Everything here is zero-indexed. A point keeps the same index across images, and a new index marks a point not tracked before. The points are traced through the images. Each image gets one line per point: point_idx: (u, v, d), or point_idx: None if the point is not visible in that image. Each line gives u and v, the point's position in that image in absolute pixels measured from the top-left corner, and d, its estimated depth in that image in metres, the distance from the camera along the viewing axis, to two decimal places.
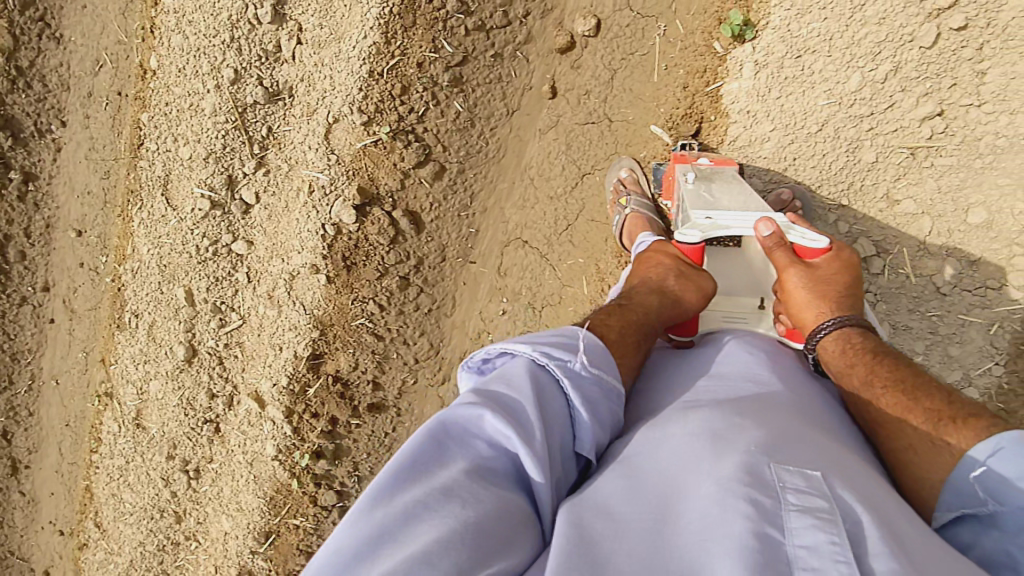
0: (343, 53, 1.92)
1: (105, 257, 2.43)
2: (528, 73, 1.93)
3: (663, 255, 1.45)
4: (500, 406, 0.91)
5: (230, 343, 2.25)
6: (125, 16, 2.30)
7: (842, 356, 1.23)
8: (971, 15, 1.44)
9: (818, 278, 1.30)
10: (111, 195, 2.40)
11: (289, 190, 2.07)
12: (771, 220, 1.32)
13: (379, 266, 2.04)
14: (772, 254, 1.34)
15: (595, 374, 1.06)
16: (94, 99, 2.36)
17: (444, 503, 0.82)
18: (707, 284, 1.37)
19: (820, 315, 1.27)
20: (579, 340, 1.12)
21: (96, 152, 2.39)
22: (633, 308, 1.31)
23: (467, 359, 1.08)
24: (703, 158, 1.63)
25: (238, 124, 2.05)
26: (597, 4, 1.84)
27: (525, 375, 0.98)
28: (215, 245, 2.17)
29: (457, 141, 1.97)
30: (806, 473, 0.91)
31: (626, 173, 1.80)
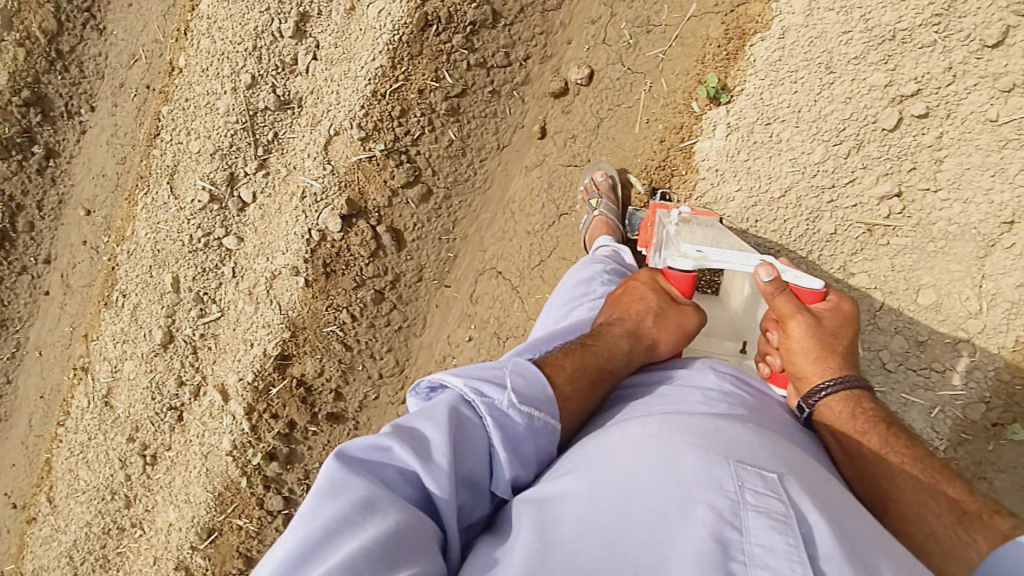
0: (351, 71, 2.03)
1: (107, 238, 2.54)
2: (521, 113, 2.05)
3: (648, 291, 1.38)
4: (410, 440, 0.95)
5: (206, 334, 2.26)
6: (166, 18, 2.46)
7: (851, 420, 1.17)
8: (932, 104, 1.51)
9: (823, 331, 1.21)
10: (123, 180, 2.52)
11: (284, 194, 2.16)
12: (772, 265, 1.20)
13: (358, 276, 2.10)
14: (774, 301, 1.22)
15: (524, 409, 1.06)
16: (124, 89, 2.52)
17: (367, 515, 0.84)
18: (689, 323, 1.34)
19: (823, 372, 1.19)
20: (516, 371, 1.11)
21: (117, 138, 2.53)
22: (597, 349, 1.26)
23: (416, 387, 1.13)
24: (686, 208, 1.65)
25: (247, 126, 2.14)
26: (592, 56, 1.96)
27: (444, 412, 1.01)
28: (208, 237, 2.22)
29: (446, 168, 2.06)
30: (764, 474, 0.91)
31: (602, 178, 1.89)
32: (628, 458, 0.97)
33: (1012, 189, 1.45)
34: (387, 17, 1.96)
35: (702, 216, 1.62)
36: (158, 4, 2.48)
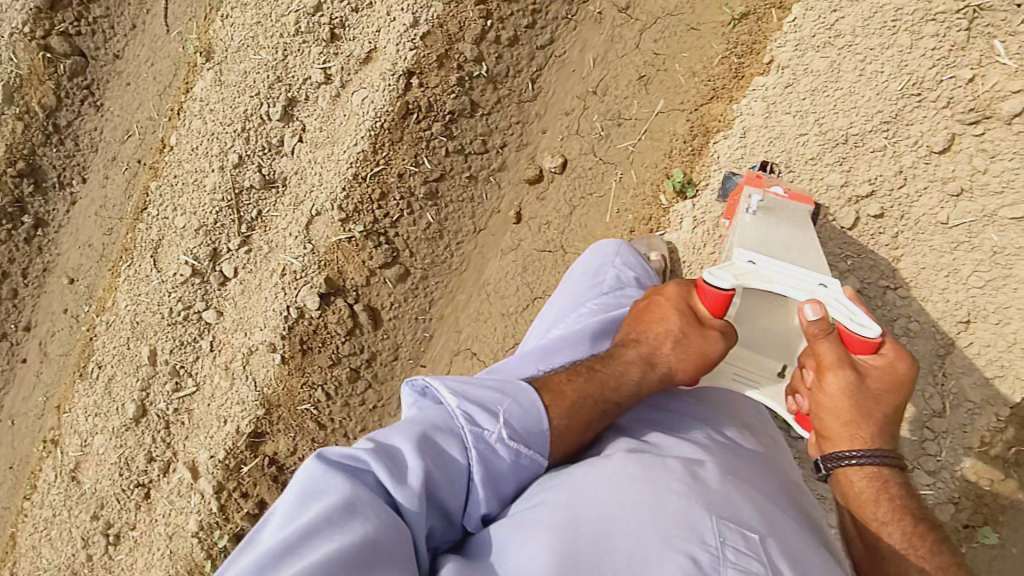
0: (334, 155, 2.10)
1: (89, 307, 2.55)
2: (498, 197, 2.11)
3: (671, 314, 1.29)
4: (397, 459, 1.00)
5: (180, 408, 2.24)
6: (160, 97, 2.54)
7: (868, 488, 1.13)
8: (886, 205, 1.62)
9: (864, 394, 1.12)
10: (108, 251, 2.55)
11: (265, 270, 2.19)
12: (820, 303, 1.13)
13: (334, 354, 2.11)
14: (816, 344, 1.14)
15: (511, 445, 1.07)
16: (116, 162, 2.58)
17: (345, 519, 0.89)
18: (711, 352, 1.24)
19: (851, 438, 1.13)
20: (514, 400, 1.11)
21: (106, 210, 2.57)
22: (606, 377, 1.24)
23: (412, 382, 1.16)
24: (777, 189, 1.56)
25: (232, 203, 2.19)
26: (566, 145, 2.04)
27: (430, 438, 1.04)
28: (188, 310, 2.24)
29: (424, 249, 2.11)
30: (745, 532, 0.97)
31: (656, 258, 1.78)
32: (613, 499, 1.01)
33: (966, 289, 1.53)
34: (369, 105, 2.04)
35: (791, 202, 1.54)
36: (154, 84, 2.56)
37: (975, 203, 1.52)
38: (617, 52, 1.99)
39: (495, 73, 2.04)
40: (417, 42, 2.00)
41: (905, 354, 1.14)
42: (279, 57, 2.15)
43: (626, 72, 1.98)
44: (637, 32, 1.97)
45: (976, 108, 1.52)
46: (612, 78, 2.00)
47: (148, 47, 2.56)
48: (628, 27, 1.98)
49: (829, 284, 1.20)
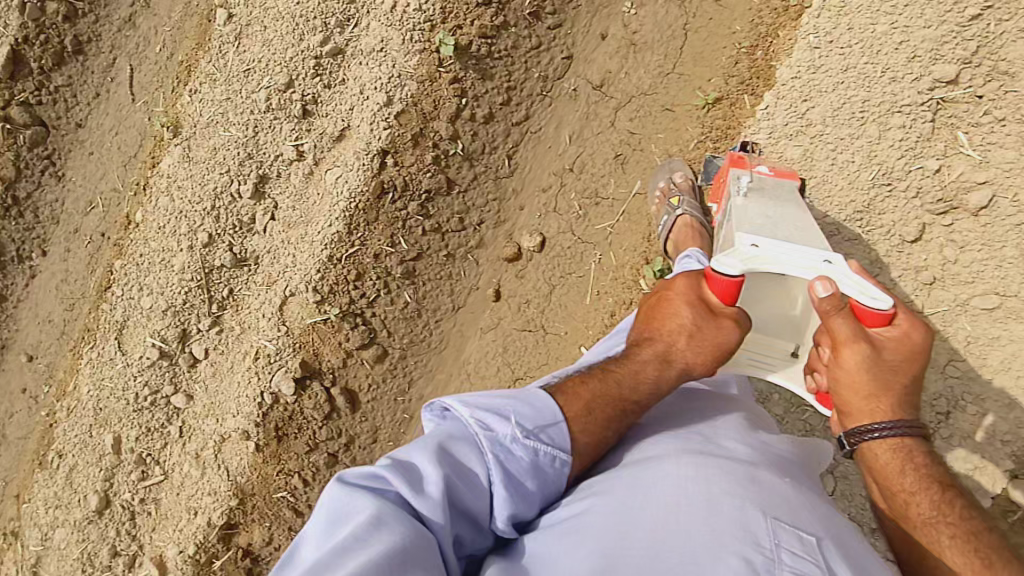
0: (308, 236, 2.02)
1: (50, 387, 2.42)
2: (476, 274, 2.09)
3: (681, 307, 1.24)
4: (421, 472, 1.00)
5: (145, 498, 2.16)
6: (126, 168, 2.39)
7: (892, 463, 1.18)
8: None
9: (882, 367, 1.13)
10: (70, 327, 2.41)
11: (237, 352, 2.11)
12: (828, 280, 1.11)
13: (311, 440, 2.05)
14: (830, 321, 1.12)
15: (527, 444, 1.07)
16: (80, 235, 2.42)
17: (375, 532, 0.88)
18: (728, 340, 1.19)
19: (871, 410, 1.15)
20: (522, 402, 1.11)
21: (67, 283, 2.43)
22: (619, 377, 1.21)
23: (429, 404, 1.15)
24: (763, 168, 1.65)
25: (202, 283, 2.10)
26: (544, 224, 2.03)
27: (449, 449, 1.03)
28: (155, 395, 2.15)
29: (402, 329, 2.07)
30: (798, 533, 0.99)
31: (681, 178, 1.79)
32: (672, 498, 1.02)
33: (944, 379, 1.58)
34: (344, 184, 1.98)
35: (779, 178, 1.63)
36: (120, 153, 2.40)
37: (949, 291, 1.59)
38: (593, 129, 1.99)
39: (472, 149, 2.01)
40: (392, 120, 1.94)
41: (916, 322, 1.15)
42: (249, 134, 2.05)
43: (601, 150, 1.98)
44: (612, 110, 1.98)
45: (945, 198, 1.60)
46: (588, 155, 1.99)
47: (113, 116, 2.41)
48: (603, 105, 1.99)
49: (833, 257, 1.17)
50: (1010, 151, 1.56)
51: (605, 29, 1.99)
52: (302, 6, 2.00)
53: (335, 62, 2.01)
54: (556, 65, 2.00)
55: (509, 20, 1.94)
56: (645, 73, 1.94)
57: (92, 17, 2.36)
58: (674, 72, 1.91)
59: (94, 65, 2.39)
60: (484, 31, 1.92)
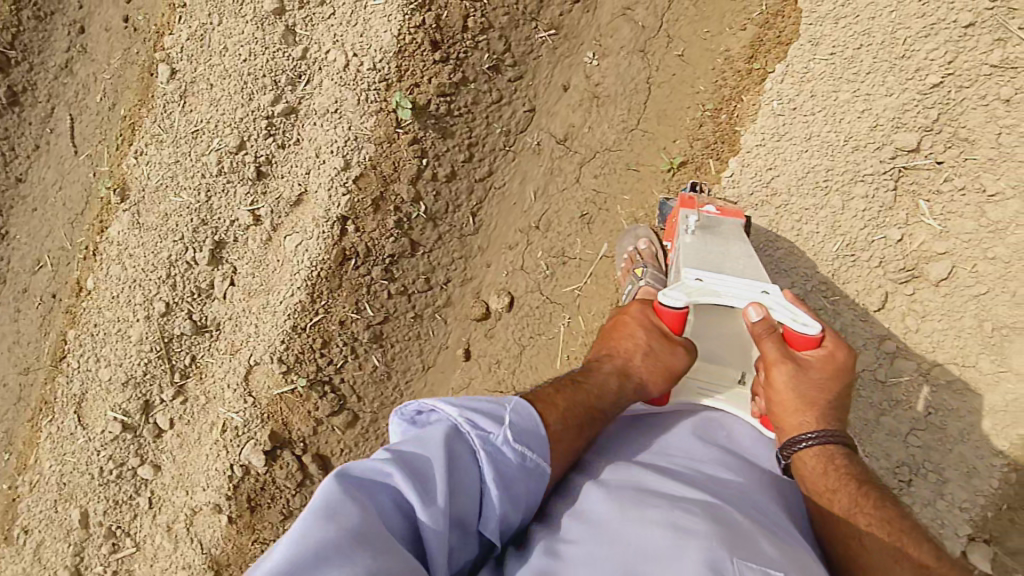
0: (269, 305, 1.96)
1: (12, 454, 2.26)
2: (445, 333, 2.05)
3: (636, 326, 1.35)
4: (412, 472, 0.91)
5: (118, 570, 2.10)
6: (73, 226, 2.15)
7: (821, 474, 1.15)
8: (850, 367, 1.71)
9: (808, 385, 1.20)
10: (29, 392, 2.25)
11: (203, 423, 2.06)
12: (762, 305, 1.23)
13: (285, 508, 2.03)
14: (761, 343, 1.23)
15: (517, 450, 1.02)
16: (28, 296, 2.24)
17: (357, 550, 0.79)
18: (679, 363, 1.31)
19: (800, 425, 1.19)
20: (513, 409, 1.06)
21: (19, 345, 2.27)
22: (588, 387, 1.25)
23: (403, 407, 1.07)
24: (711, 207, 1.63)
25: (163, 353, 2.02)
26: (512, 282, 1.99)
27: (448, 449, 0.96)
28: (121, 467, 2.09)
29: (371, 392, 2.04)
30: (766, 571, 0.94)
31: (645, 244, 1.75)
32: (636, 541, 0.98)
33: (906, 444, 1.67)
34: (305, 253, 1.90)
35: (727, 217, 1.62)
36: (64, 210, 2.17)
37: (910, 361, 1.67)
38: (559, 185, 1.95)
39: (435, 210, 1.94)
40: (350, 185, 1.86)
41: (840, 348, 1.24)
42: (201, 200, 1.92)
43: (567, 208, 1.94)
44: (576, 165, 1.93)
45: (907, 267, 1.66)
46: (554, 213, 1.95)
47: (55, 168, 2.19)
48: (567, 160, 1.94)
49: (771, 289, 1.26)
50: (968, 221, 1.61)
51: (567, 80, 1.93)
52: (250, 62, 1.85)
53: (288, 122, 1.89)
54: (518, 117, 1.94)
55: (468, 76, 1.85)
56: (609, 128, 1.91)
57: (25, 65, 2.16)
58: (638, 129, 1.89)
59: (31, 116, 2.19)
60: (442, 90, 1.83)
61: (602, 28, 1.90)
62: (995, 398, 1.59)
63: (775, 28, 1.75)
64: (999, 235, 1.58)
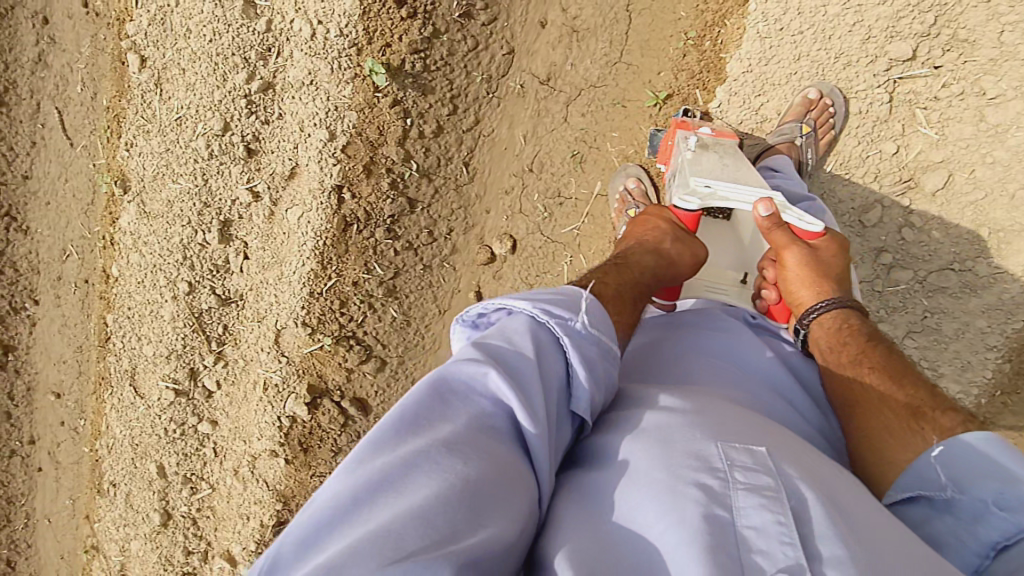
0: (284, 276, 2.01)
1: (86, 419, 2.36)
2: (455, 279, 2.05)
3: (661, 220, 1.35)
4: (502, 363, 0.80)
5: (201, 506, 2.18)
6: (87, 215, 2.21)
7: (835, 334, 1.20)
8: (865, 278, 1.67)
9: (819, 260, 1.25)
10: (86, 366, 2.32)
11: (246, 383, 2.12)
12: (770, 200, 1.23)
13: (334, 446, 2.05)
14: (771, 236, 1.25)
15: (595, 335, 0.90)
16: (63, 282, 2.29)
17: (449, 456, 0.71)
18: (701, 253, 1.31)
19: (817, 295, 1.24)
20: (581, 297, 0.95)
21: (68, 327, 2.32)
22: (629, 265, 1.22)
23: (462, 314, 0.94)
24: (704, 130, 1.54)
25: (196, 327, 2.09)
26: (512, 225, 1.99)
27: (531, 342, 0.84)
28: (183, 426, 2.18)
29: (395, 339, 2.05)
30: (751, 448, 0.82)
31: (635, 184, 1.79)
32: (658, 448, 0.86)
33: (902, 347, 1.66)
34: (307, 224, 1.93)
35: (722, 138, 1.52)
36: (76, 199, 2.22)
37: (907, 271, 1.63)
38: (547, 126, 1.92)
39: (427, 166, 1.92)
40: (339, 154, 1.87)
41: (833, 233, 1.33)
42: (200, 184, 1.97)
43: (558, 148, 1.93)
44: (562, 105, 1.90)
45: (903, 178, 1.61)
46: (546, 154, 1.94)
47: (56, 162, 2.21)
48: (553, 100, 1.91)
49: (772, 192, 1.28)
50: (967, 126, 1.55)
51: (544, 16, 1.87)
52: (217, 42, 1.87)
53: (267, 97, 1.90)
54: (497, 62, 1.89)
55: (439, 28, 1.81)
56: (592, 63, 1.86)
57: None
58: (621, 61, 1.84)
59: (20, 114, 2.18)
60: (415, 47, 1.80)
61: None
62: (984, 300, 1.57)
63: None
64: (998, 139, 1.51)
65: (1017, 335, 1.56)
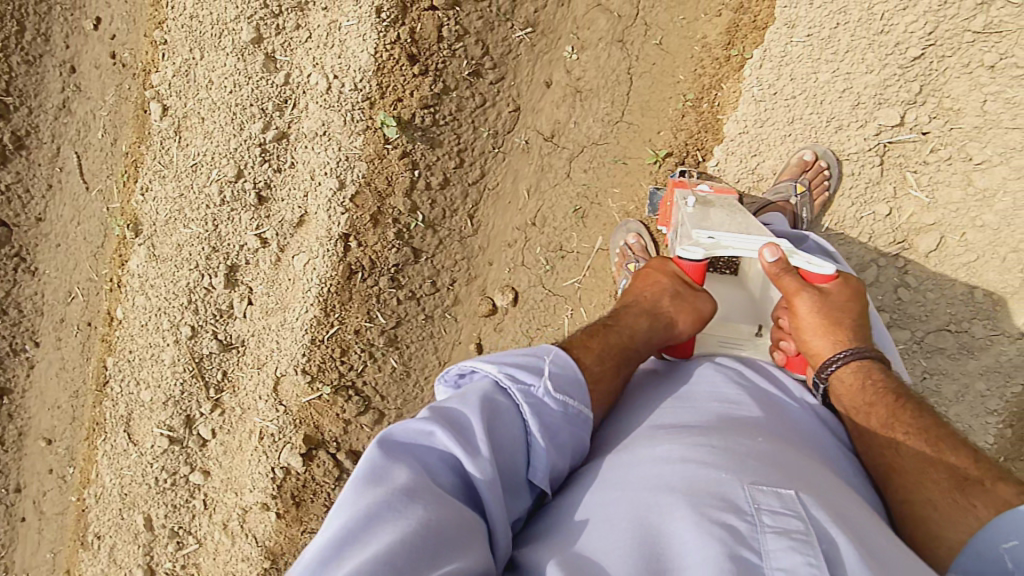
0: (287, 322, 2.02)
1: (75, 467, 2.31)
2: (456, 330, 2.06)
3: (662, 273, 1.33)
4: (458, 426, 0.85)
5: (187, 563, 2.12)
6: (96, 258, 2.25)
7: (860, 390, 1.15)
8: None
9: (831, 306, 1.20)
10: (80, 412, 2.31)
11: (242, 432, 2.10)
12: (775, 245, 1.22)
13: (328, 501, 2.00)
14: (779, 281, 1.23)
15: (560, 401, 0.95)
16: (66, 324, 2.30)
17: (409, 502, 0.75)
18: (705, 307, 1.27)
19: (833, 345, 1.18)
20: (552, 357, 1.00)
21: (67, 370, 2.31)
22: (619, 329, 1.21)
23: (443, 374, 1.00)
24: (705, 186, 1.59)
25: (195, 372, 2.08)
26: (514, 278, 2.02)
27: (491, 407, 0.89)
28: (174, 476, 2.13)
29: (394, 391, 2.04)
30: (780, 491, 0.86)
31: (634, 240, 1.80)
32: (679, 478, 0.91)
33: None
34: (313, 271, 1.96)
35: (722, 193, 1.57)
36: (87, 243, 2.26)
37: (905, 331, 1.64)
38: (550, 181, 1.99)
39: (432, 218, 1.97)
40: (348, 204, 1.91)
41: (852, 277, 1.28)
42: (209, 229, 2.01)
43: (561, 203, 1.98)
44: (566, 161, 1.97)
45: (897, 239, 1.64)
46: (548, 209, 1.99)
47: (70, 206, 2.27)
48: (556, 156, 1.98)
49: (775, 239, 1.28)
50: (956, 190, 1.58)
51: (549, 77, 1.96)
52: (236, 93, 1.95)
53: (281, 146, 1.97)
54: (503, 119, 1.97)
55: (449, 85, 1.88)
56: (595, 121, 1.94)
57: (24, 109, 2.22)
58: (622, 121, 1.92)
59: (39, 158, 2.26)
60: (425, 102, 1.86)
61: (578, 21, 1.92)
62: (983, 362, 1.58)
63: (749, 13, 1.75)
64: (987, 202, 1.54)
65: (1017, 400, 1.56)
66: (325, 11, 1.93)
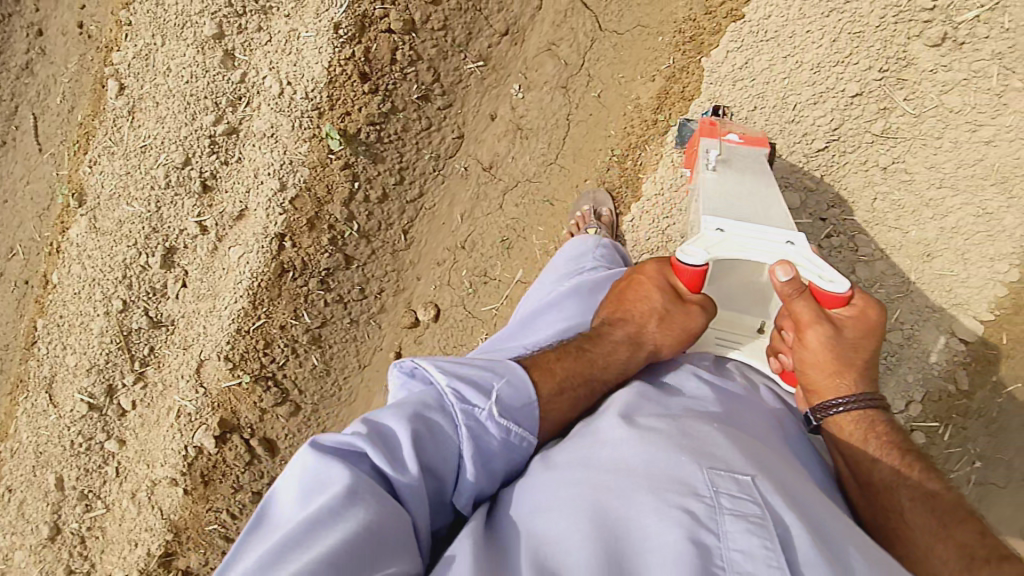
0: (217, 309, 2.09)
1: None
2: (379, 336, 2.15)
3: (653, 288, 1.25)
4: (393, 442, 0.91)
5: (94, 526, 2.19)
6: (40, 221, 2.28)
7: (859, 442, 1.10)
8: None
9: (842, 344, 1.11)
10: (6, 366, 2.33)
11: (161, 407, 2.17)
12: (789, 264, 1.10)
13: (235, 483, 2.08)
14: (791, 304, 1.12)
15: (501, 424, 0.99)
16: (4, 279, 2.34)
17: (350, 505, 0.81)
18: (696, 326, 1.22)
19: (838, 389, 1.12)
20: (505, 378, 1.03)
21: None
22: (592, 356, 1.17)
23: (399, 362, 1.06)
24: (732, 137, 1.52)
25: (122, 345, 2.13)
26: (438, 295, 2.12)
27: (431, 425, 0.94)
28: (90, 441, 2.18)
29: (312, 386, 2.12)
30: (736, 476, 0.91)
31: (606, 213, 1.89)
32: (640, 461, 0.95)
33: None
34: (246, 264, 2.02)
35: (749, 147, 1.50)
36: (33, 205, 2.30)
37: None
38: (483, 210, 2.08)
39: (367, 228, 2.05)
40: (286, 206, 1.98)
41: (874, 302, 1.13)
42: (151, 210, 2.06)
43: (490, 232, 2.08)
44: (500, 192, 2.07)
45: None
46: (478, 235, 2.09)
47: (22, 165, 2.31)
48: (492, 186, 2.08)
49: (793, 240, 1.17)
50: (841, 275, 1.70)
51: (494, 109, 2.06)
52: (192, 84, 2.01)
53: (231, 140, 2.04)
54: (447, 144, 2.07)
55: (398, 105, 1.97)
56: (530, 160, 2.04)
57: None
58: (556, 163, 2.03)
59: None
60: (372, 119, 1.95)
61: (529, 62, 2.03)
62: None
63: (679, 83, 1.85)
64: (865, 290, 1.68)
65: None
66: (287, 18, 2.01)
